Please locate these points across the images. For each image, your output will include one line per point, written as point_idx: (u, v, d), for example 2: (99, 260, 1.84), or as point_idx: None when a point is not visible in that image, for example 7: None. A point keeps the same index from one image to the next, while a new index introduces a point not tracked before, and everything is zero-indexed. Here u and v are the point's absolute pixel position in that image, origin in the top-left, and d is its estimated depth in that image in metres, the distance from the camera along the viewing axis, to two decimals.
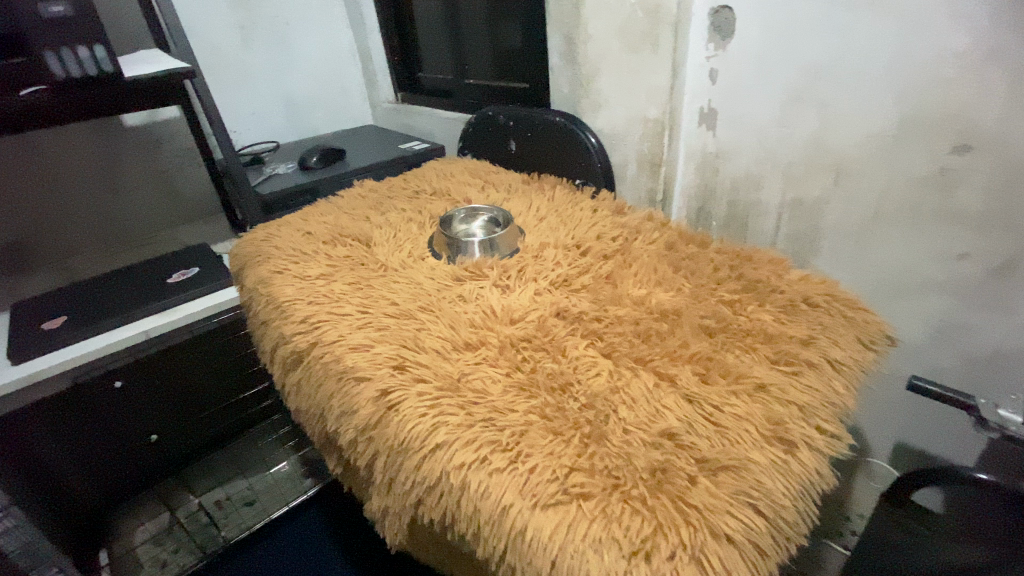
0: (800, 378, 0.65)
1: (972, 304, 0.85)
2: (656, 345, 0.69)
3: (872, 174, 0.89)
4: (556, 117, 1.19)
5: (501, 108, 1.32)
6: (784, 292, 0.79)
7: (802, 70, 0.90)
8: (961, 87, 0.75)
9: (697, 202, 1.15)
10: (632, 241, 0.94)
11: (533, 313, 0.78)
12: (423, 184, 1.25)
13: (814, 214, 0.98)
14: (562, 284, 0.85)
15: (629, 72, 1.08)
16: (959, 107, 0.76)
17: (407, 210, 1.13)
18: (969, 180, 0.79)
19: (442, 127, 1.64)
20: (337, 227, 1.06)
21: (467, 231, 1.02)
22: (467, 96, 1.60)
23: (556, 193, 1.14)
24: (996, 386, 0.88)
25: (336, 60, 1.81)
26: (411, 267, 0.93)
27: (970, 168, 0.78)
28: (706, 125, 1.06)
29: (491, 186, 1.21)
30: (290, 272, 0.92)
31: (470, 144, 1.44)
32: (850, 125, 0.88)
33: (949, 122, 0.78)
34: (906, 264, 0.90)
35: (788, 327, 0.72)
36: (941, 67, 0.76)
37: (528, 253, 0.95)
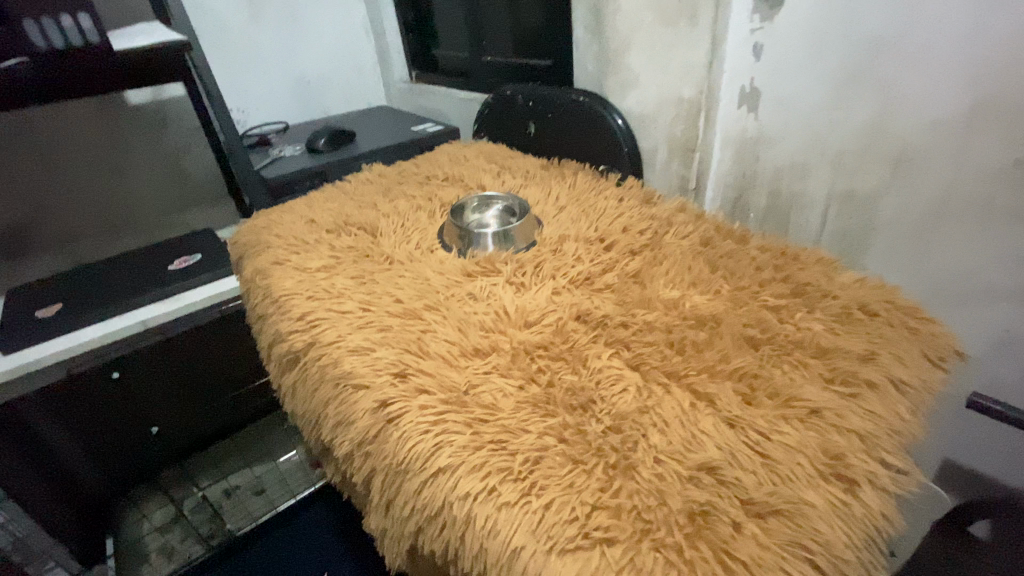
0: (860, 402, 0.56)
1: None
2: (691, 357, 0.61)
3: (934, 165, 0.78)
4: (580, 98, 1.09)
5: (520, 87, 1.23)
6: (838, 297, 0.69)
7: (862, 45, 0.78)
8: None
9: (734, 191, 1.05)
10: (662, 236, 0.85)
11: (551, 315, 0.70)
12: (435, 169, 1.17)
13: (867, 208, 0.87)
14: (584, 282, 0.77)
15: (661, 47, 0.96)
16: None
17: (417, 197, 1.06)
18: None
19: (457, 108, 1.55)
20: (341, 215, 0.99)
21: (480, 221, 0.94)
22: (484, 75, 1.50)
23: (577, 180, 1.05)
24: None
25: (348, 36, 1.73)
26: (419, 260, 0.85)
27: None
28: (747, 106, 0.95)
29: (508, 171, 1.13)
30: (288, 264, 0.86)
31: (487, 127, 1.35)
32: (913, 109, 0.77)
33: None
34: (970, 268, 0.79)
35: (845, 339, 0.63)
36: None
37: (546, 247, 0.86)
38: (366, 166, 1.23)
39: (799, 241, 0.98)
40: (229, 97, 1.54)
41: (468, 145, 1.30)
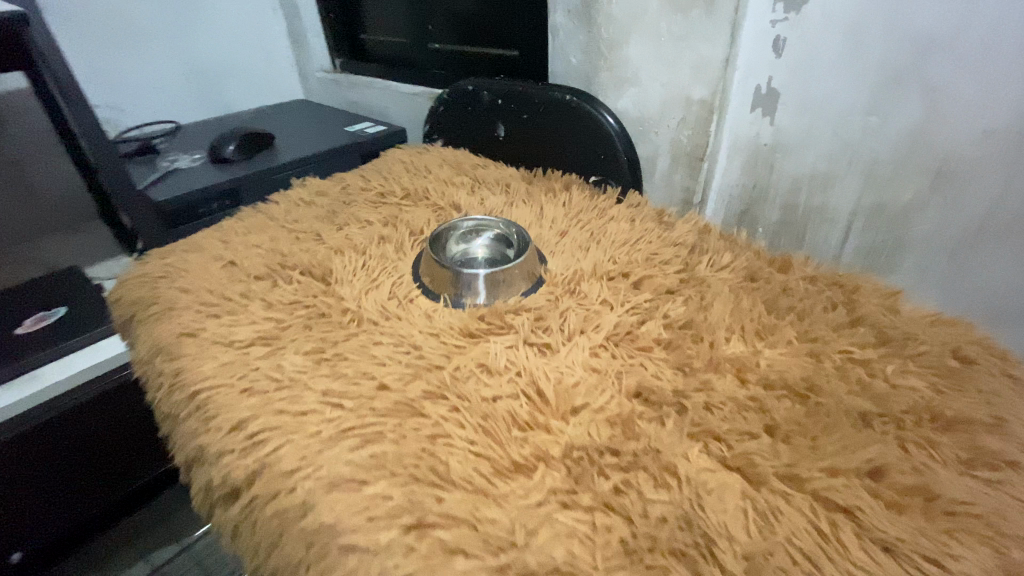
0: (1012, 492, 0.45)
1: None
2: (802, 448, 0.47)
3: (985, 179, 0.69)
4: (565, 96, 0.91)
5: (485, 82, 1.02)
6: (922, 341, 0.59)
7: (908, 42, 0.67)
8: None
9: (741, 203, 0.92)
10: (696, 268, 0.71)
11: (603, 395, 0.53)
12: (390, 183, 0.94)
13: (899, 223, 0.78)
14: (625, 337, 0.60)
15: (669, 36, 0.81)
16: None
17: (374, 222, 0.83)
18: None
19: (399, 104, 1.31)
20: (275, 254, 0.74)
21: (467, 253, 0.76)
22: (429, 66, 1.27)
23: (570, 195, 0.88)
24: None
25: (253, 14, 1.40)
26: (398, 318, 0.63)
27: None
28: (762, 109, 0.83)
29: (483, 185, 0.93)
30: (207, 333, 0.60)
31: (442, 128, 1.13)
32: (965, 117, 0.68)
33: None
34: (1012, 285, 0.73)
35: (960, 402, 0.52)
36: None
37: (560, 288, 0.68)
38: (297, 180, 0.97)
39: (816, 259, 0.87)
40: (93, 87, 1.18)
41: (423, 151, 1.07)
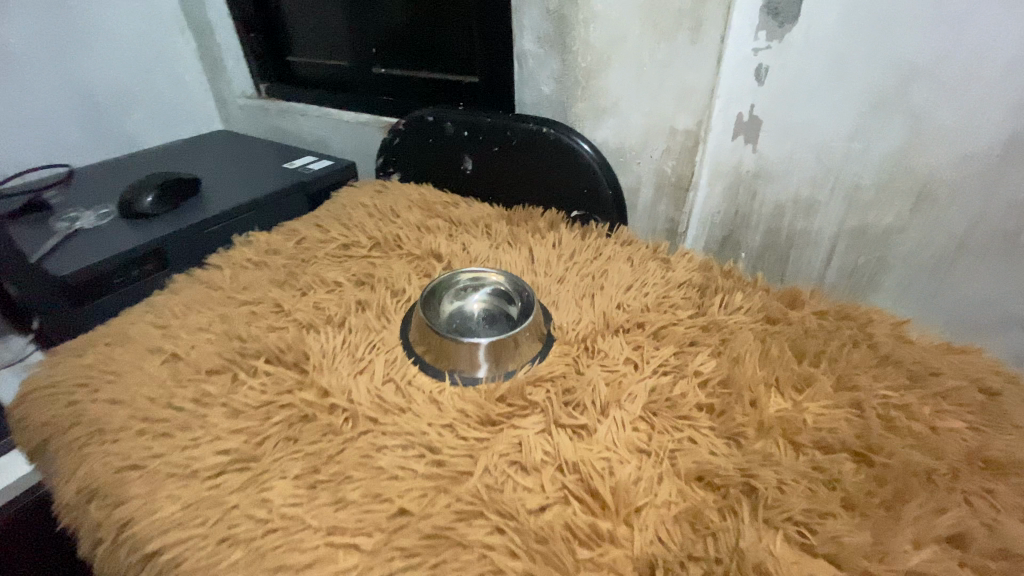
0: None
1: None
2: (884, 520, 0.43)
3: (964, 200, 0.70)
4: (540, 128, 0.83)
5: (447, 111, 0.92)
6: (950, 375, 0.58)
7: (891, 69, 0.67)
8: None
9: (723, 229, 0.88)
10: (710, 311, 0.67)
11: (664, 488, 0.47)
12: (354, 232, 0.83)
13: (882, 244, 0.77)
14: (664, 405, 0.55)
15: (651, 65, 0.77)
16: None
17: (345, 284, 0.72)
18: None
19: (345, 134, 1.19)
20: (231, 338, 0.62)
21: (462, 310, 0.67)
22: (375, 92, 1.15)
23: (560, 234, 0.81)
24: None
25: (158, 36, 1.22)
26: (400, 410, 0.53)
27: None
28: (743, 137, 0.80)
29: (461, 228, 0.84)
30: (159, 463, 0.49)
31: (396, 160, 1.01)
32: (947, 142, 0.68)
33: None
34: (991, 298, 0.74)
35: (1008, 441, 0.50)
36: None
37: (577, 349, 0.62)
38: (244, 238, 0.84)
39: (800, 282, 0.85)
40: None
41: (383, 190, 0.97)
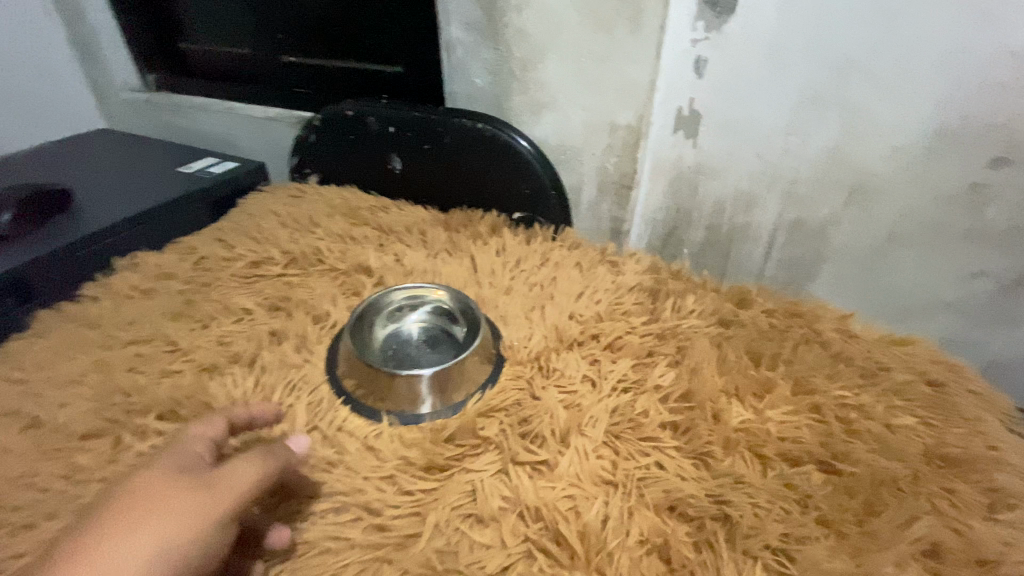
0: None
1: (980, 322, 0.75)
2: (858, 539, 0.42)
3: (893, 191, 0.71)
4: (475, 123, 0.76)
5: (370, 105, 0.83)
6: (898, 370, 0.58)
7: (826, 62, 0.65)
8: (1016, 94, 0.61)
9: (664, 226, 0.84)
10: (663, 316, 0.63)
11: (635, 525, 0.43)
12: (266, 249, 0.73)
13: (818, 237, 0.77)
14: (627, 427, 0.51)
15: (589, 58, 0.72)
16: (1011, 115, 0.62)
17: (255, 311, 0.64)
18: (1003, 197, 0.67)
19: (253, 133, 1.06)
20: (110, 394, 0.55)
21: (399, 332, 0.62)
22: (285, 84, 1.03)
23: (502, 239, 0.75)
24: None
25: (13, 21, 1.04)
26: (324, 469, 0.47)
27: (1009, 183, 0.66)
28: (684, 132, 0.76)
29: (391, 236, 0.76)
30: (20, 565, 0.43)
31: (314, 160, 0.90)
32: (878, 135, 0.68)
33: (995, 132, 0.64)
34: (918, 286, 0.76)
35: (957, 434, 0.51)
36: (998, 70, 0.60)
37: (530, 370, 0.56)
38: (132, 266, 0.73)
39: (740, 279, 0.83)
40: None
41: (300, 195, 0.85)
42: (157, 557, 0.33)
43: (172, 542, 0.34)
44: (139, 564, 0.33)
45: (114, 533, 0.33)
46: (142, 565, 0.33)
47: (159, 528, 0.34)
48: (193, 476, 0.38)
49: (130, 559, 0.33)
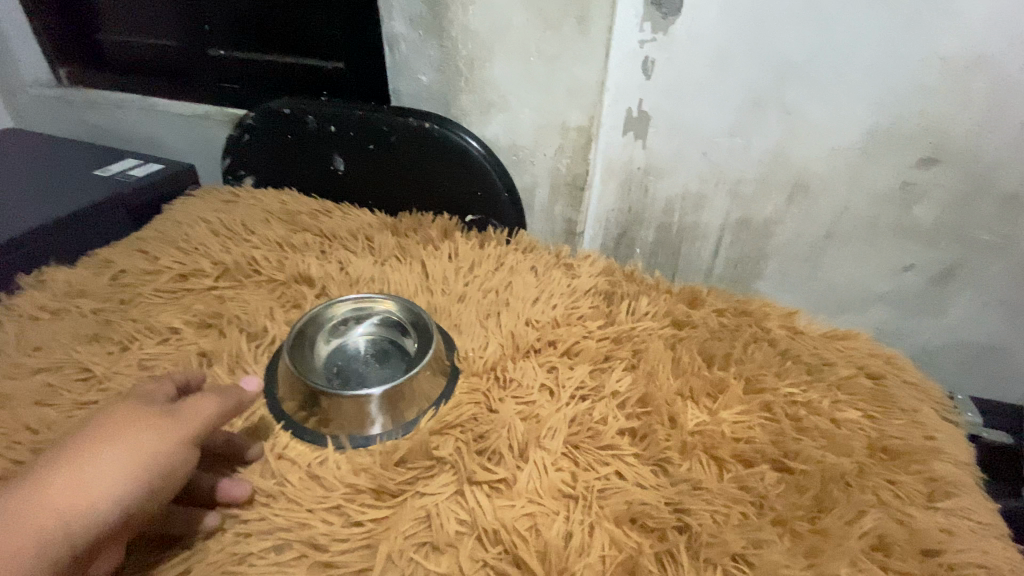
0: (970, 513, 0.47)
1: (910, 313, 0.80)
2: (811, 537, 0.43)
3: (832, 190, 0.73)
4: (421, 123, 0.73)
5: (309, 103, 0.78)
6: (842, 365, 0.60)
7: (768, 65, 0.67)
8: (941, 98, 0.64)
9: (617, 227, 0.84)
10: (619, 320, 0.62)
11: (596, 541, 0.42)
12: (196, 261, 0.67)
13: (762, 236, 0.79)
14: (586, 436, 0.50)
15: (538, 57, 0.70)
16: (936, 119, 0.66)
17: (182, 330, 0.59)
18: (930, 195, 0.71)
19: (182, 133, 0.99)
20: (17, 430, 0.49)
21: (344, 348, 0.59)
22: (213, 79, 0.95)
23: (454, 243, 0.72)
24: (999, 378, 0.81)
25: None
26: (261, 508, 0.44)
27: (935, 182, 0.70)
28: (634, 133, 0.76)
29: (335, 243, 0.71)
30: None
31: (249, 162, 0.84)
32: (817, 136, 0.70)
33: (923, 134, 0.67)
34: (855, 280, 0.79)
35: (897, 426, 0.53)
36: (925, 74, 0.63)
37: (486, 382, 0.54)
38: (41, 284, 0.66)
39: (691, 277, 0.85)
40: None
41: (233, 200, 0.79)
42: (130, 472, 0.35)
43: (145, 461, 0.36)
44: (114, 478, 0.35)
45: (93, 447, 0.35)
46: (115, 480, 0.35)
47: (131, 449, 0.36)
48: (154, 407, 0.40)
49: (105, 474, 0.34)
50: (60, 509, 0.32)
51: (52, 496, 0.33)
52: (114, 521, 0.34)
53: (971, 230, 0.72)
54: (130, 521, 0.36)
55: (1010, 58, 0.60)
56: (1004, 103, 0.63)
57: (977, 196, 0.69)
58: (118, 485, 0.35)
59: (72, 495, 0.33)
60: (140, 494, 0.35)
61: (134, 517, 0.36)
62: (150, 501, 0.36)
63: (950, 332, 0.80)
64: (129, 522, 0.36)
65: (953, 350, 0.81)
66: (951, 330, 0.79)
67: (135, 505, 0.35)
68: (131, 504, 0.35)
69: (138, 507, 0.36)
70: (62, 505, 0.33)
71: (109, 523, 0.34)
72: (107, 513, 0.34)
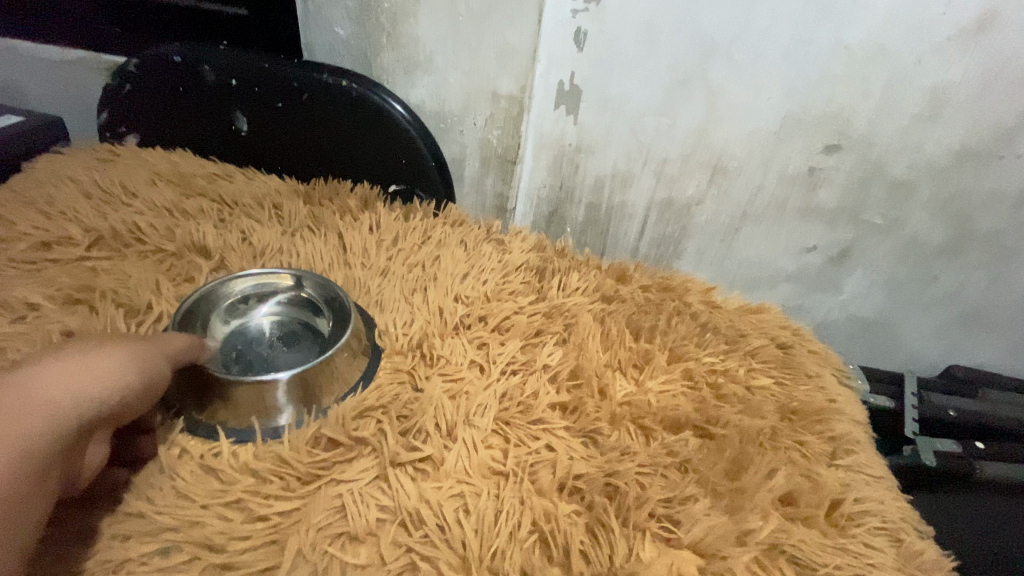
0: (863, 466, 0.51)
1: (810, 290, 0.86)
2: (731, 495, 0.44)
3: (748, 172, 0.76)
4: (338, 81, 0.67)
5: (204, 51, 0.68)
6: (757, 336, 0.63)
7: (695, 45, 0.67)
8: (845, 87, 0.69)
9: (549, 204, 0.82)
10: (550, 295, 0.61)
11: (526, 516, 0.41)
12: (64, 227, 0.58)
13: (684, 215, 0.81)
14: (516, 411, 0.48)
15: (466, 17, 0.66)
16: (840, 106, 0.70)
17: (43, 307, 0.50)
18: (832, 179, 0.76)
19: (46, 82, 0.84)
20: None
21: (245, 330, 0.53)
22: (85, 18, 0.81)
23: (376, 214, 0.67)
24: (884, 348, 0.90)
25: None
26: (141, 506, 0.39)
27: (836, 167, 0.75)
28: (566, 107, 0.74)
29: (238, 211, 0.64)
30: None
31: (132, 117, 0.73)
32: (736, 118, 0.72)
33: (828, 121, 0.71)
34: (764, 258, 0.84)
35: (804, 391, 0.57)
36: (832, 63, 0.67)
37: (412, 359, 0.51)
38: None
39: (618, 255, 0.85)
40: None
41: (112, 158, 0.69)
42: (131, 374, 0.37)
43: (140, 359, 0.38)
44: (120, 375, 0.36)
45: (96, 348, 0.36)
46: (119, 377, 0.36)
47: (134, 357, 0.38)
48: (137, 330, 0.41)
49: (111, 367, 0.36)
50: (66, 385, 0.33)
51: (62, 378, 0.33)
52: (113, 406, 0.35)
53: (865, 212, 0.78)
54: (119, 415, 0.36)
55: (902, 52, 0.66)
56: (895, 95, 0.69)
57: (871, 180, 0.76)
58: (122, 382, 0.36)
59: (83, 383, 0.34)
60: (133, 387, 0.37)
61: (123, 411, 0.37)
62: (139, 398, 0.38)
63: (843, 308, 0.87)
64: (116, 417, 0.36)
65: (845, 324, 0.89)
66: (844, 306, 0.87)
67: (131, 396, 0.37)
68: (126, 394, 0.36)
69: (132, 399, 0.37)
70: (73, 391, 0.33)
71: (105, 409, 0.35)
72: (106, 399, 0.35)
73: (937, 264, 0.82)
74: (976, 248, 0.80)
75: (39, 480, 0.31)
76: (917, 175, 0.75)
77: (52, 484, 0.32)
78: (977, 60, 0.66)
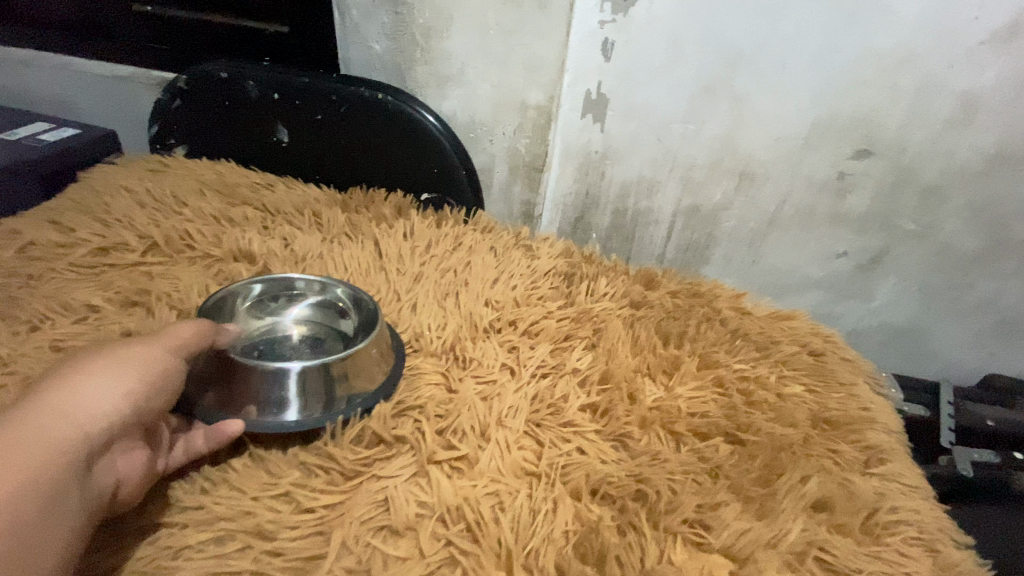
0: (898, 475, 0.50)
1: (840, 296, 0.85)
2: (763, 500, 0.45)
3: (775, 178, 0.76)
4: (373, 93, 0.70)
5: (250, 67, 0.72)
6: (787, 343, 0.62)
7: (720, 53, 0.68)
8: (874, 92, 0.68)
9: (575, 211, 0.82)
10: (578, 300, 0.62)
11: (560, 516, 0.42)
12: (121, 234, 0.61)
13: (711, 222, 0.81)
14: (547, 414, 0.49)
15: (496, 32, 0.69)
16: (869, 110, 0.70)
17: (103, 308, 0.53)
18: (862, 185, 0.75)
19: (99, 97, 0.89)
20: None
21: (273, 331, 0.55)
22: (137, 39, 0.86)
23: (408, 222, 0.69)
24: (920, 357, 0.88)
25: None
26: (198, 498, 0.41)
27: (866, 173, 0.74)
28: (593, 115, 0.75)
29: (279, 218, 0.67)
30: None
31: (180, 130, 0.77)
32: (762, 124, 0.72)
33: (856, 126, 0.71)
34: (791, 264, 0.82)
35: (837, 399, 0.57)
36: (860, 68, 0.67)
37: (446, 362, 0.53)
38: None
39: (644, 262, 0.85)
40: None
41: (162, 168, 0.73)
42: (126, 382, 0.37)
43: (136, 365, 0.38)
44: (115, 385, 0.36)
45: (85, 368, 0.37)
46: (115, 387, 0.36)
47: (127, 365, 0.38)
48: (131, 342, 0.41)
49: (103, 381, 0.36)
50: (62, 405, 0.34)
51: (54, 402, 0.34)
52: (116, 414, 0.35)
53: (897, 218, 0.77)
54: (131, 421, 0.37)
55: (932, 56, 0.66)
56: (926, 100, 0.68)
57: (903, 186, 0.75)
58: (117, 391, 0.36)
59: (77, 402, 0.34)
60: (134, 391, 0.37)
61: (133, 416, 0.37)
62: (148, 394, 0.38)
63: (874, 315, 0.86)
64: (128, 423, 0.36)
65: (877, 331, 0.87)
66: (875, 313, 0.85)
67: (138, 396, 0.37)
68: (128, 398, 0.36)
69: (138, 401, 0.37)
70: (69, 410, 0.34)
71: (109, 417, 0.35)
72: (106, 407, 0.35)
73: (971, 270, 0.80)
74: (1014, 255, 0.78)
75: (64, 487, 0.32)
76: (951, 180, 0.73)
77: (76, 496, 0.32)
78: (1011, 64, 0.65)
